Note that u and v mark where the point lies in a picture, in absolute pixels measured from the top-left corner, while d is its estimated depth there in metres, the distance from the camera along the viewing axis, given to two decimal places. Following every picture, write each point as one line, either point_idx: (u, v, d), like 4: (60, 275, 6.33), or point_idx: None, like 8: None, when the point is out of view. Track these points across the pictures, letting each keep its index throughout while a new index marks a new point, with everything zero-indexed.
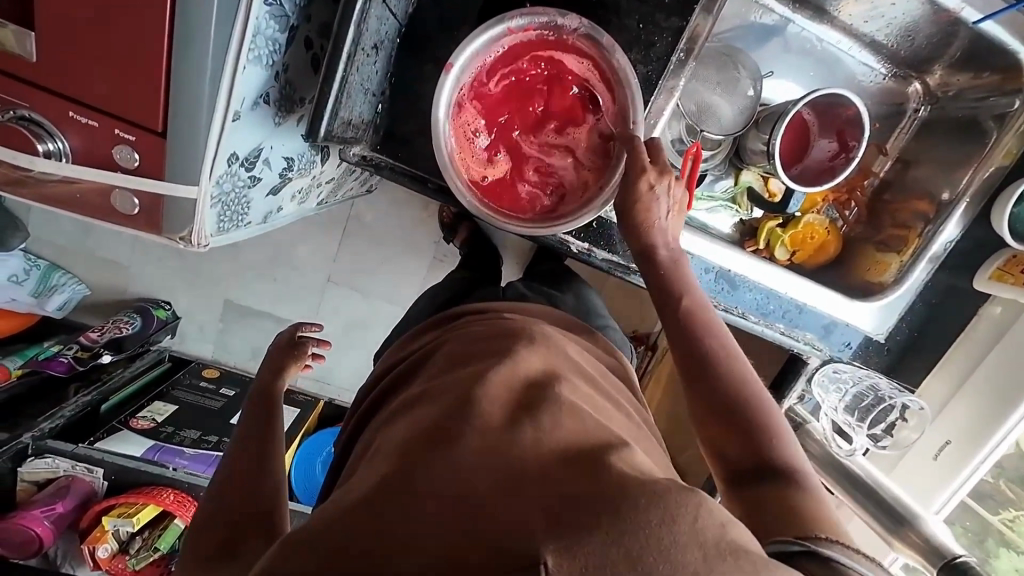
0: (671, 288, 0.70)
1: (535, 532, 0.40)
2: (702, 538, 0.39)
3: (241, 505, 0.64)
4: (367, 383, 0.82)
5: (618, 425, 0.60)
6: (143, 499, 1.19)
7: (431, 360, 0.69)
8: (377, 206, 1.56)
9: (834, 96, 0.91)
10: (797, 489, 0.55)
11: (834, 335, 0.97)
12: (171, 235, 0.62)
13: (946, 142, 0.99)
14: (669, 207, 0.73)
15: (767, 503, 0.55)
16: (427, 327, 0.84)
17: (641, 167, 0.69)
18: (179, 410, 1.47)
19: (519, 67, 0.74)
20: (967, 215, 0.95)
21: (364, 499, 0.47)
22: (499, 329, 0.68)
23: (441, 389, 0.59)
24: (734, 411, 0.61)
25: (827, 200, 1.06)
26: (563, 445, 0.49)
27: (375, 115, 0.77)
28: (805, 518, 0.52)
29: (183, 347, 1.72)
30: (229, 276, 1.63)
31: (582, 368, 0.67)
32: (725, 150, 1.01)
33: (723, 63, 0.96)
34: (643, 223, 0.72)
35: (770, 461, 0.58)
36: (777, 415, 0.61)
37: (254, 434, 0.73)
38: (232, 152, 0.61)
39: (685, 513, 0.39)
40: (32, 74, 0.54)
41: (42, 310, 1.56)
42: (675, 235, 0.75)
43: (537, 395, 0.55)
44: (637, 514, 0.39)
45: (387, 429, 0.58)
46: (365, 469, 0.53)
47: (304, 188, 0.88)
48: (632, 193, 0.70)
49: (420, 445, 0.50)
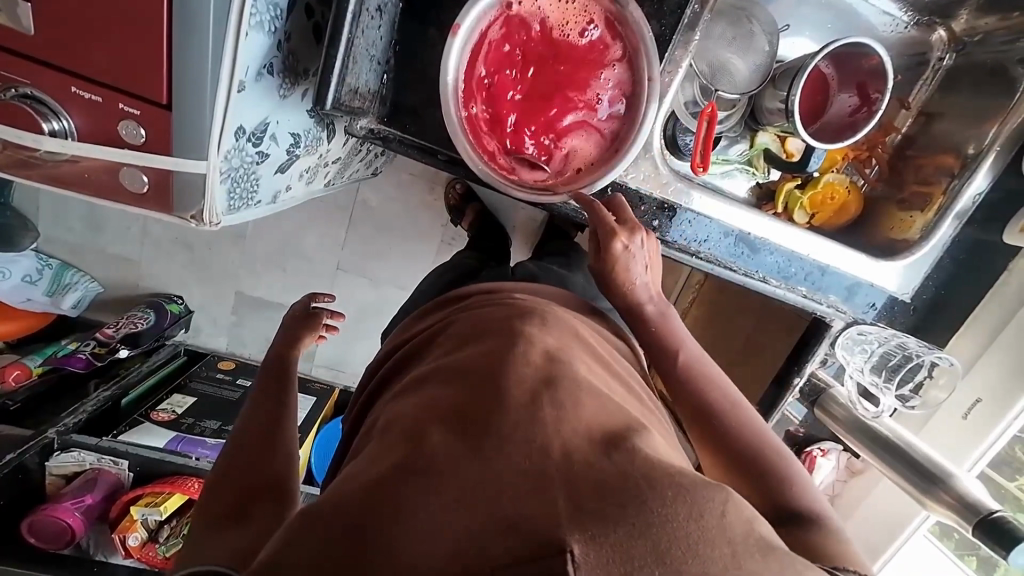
0: (667, 345, 0.70)
1: (558, 518, 0.39)
2: (730, 532, 0.40)
3: (254, 471, 0.64)
4: (378, 357, 0.81)
5: (627, 403, 0.59)
6: (169, 488, 1.21)
7: (440, 341, 0.68)
8: (383, 190, 1.54)
9: (855, 45, 0.87)
10: (821, 533, 0.57)
11: (858, 297, 0.94)
12: (182, 213, 0.60)
13: (973, 91, 0.95)
14: (646, 261, 0.72)
15: (805, 545, 0.56)
16: (432, 309, 0.82)
17: (608, 229, 0.69)
18: (198, 402, 1.49)
19: (548, 22, 0.72)
20: (996, 165, 0.91)
21: (379, 475, 0.45)
22: (511, 309, 0.66)
23: (452, 367, 0.57)
24: (754, 460, 0.62)
25: (847, 158, 1.02)
26: (587, 425, 0.48)
27: (381, 85, 0.75)
28: (838, 560, 0.54)
29: (199, 340, 1.74)
30: (239, 268, 1.64)
31: (590, 345, 0.66)
32: (741, 111, 0.98)
33: (737, 17, 0.92)
34: (623, 285, 0.71)
35: (793, 506, 0.60)
36: (788, 458, 0.63)
37: (264, 407, 0.72)
38: (239, 125, 0.59)
39: (712, 508, 0.41)
40: (31, 48, 0.53)
41: (57, 308, 1.57)
42: (658, 287, 0.74)
43: (553, 373, 0.53)
44: (669, 513, 0.39)
45: (393, 409, 0.57)
46: (372, 447, 0.52)
47: (311, 167, 0.86)
48: (607, 256, 0.70)
49: (429, 422, 0.49)
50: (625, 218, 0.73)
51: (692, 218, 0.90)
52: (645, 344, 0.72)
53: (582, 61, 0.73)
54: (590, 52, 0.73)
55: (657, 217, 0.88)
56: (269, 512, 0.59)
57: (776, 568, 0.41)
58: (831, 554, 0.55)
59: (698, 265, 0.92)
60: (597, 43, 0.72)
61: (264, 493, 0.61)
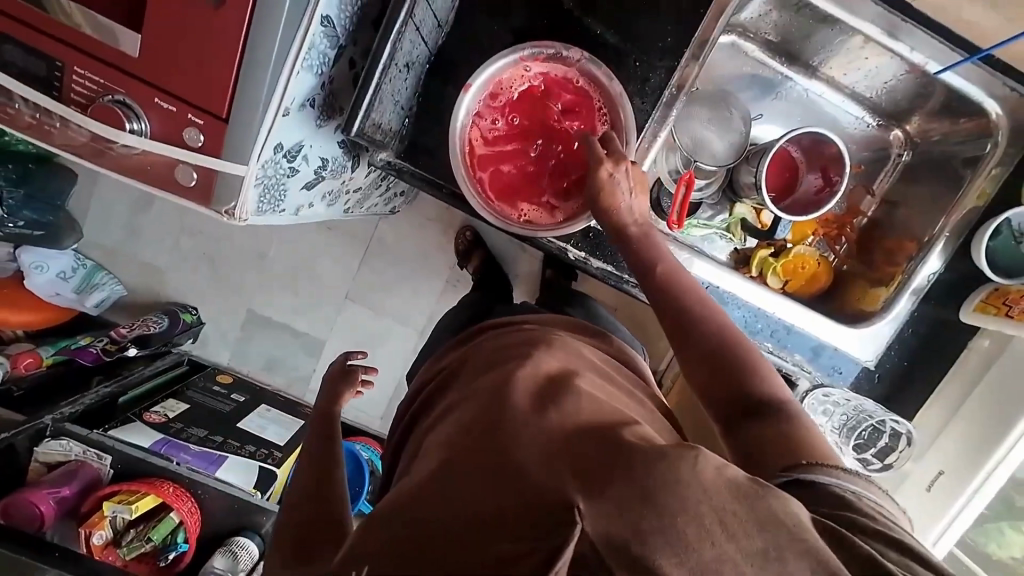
0: (646, 260, 0.77)
1: (567, 486, 0.49)
2: (702, 479, 0.48)
3: (314, 510, 0.71)
4: (413, 388, 0.89)
5: (626, 406, 0.67)
6: (146, 488, 1.25)
7: (461, 373, 0.78)
8: (398, 229, 1.68)
9: (818, 134, 1.00)
10: (788, 421, 0.62)
11: (822, 359, 1.00)
12: (218, 207, 0.71)
13: (928, 186, 1.05)
14: (632, 187, 0.79)
15: (769, 437, 0.61)
16: (454, 344, 0.91)
17: (596, 159, 0.77)
18: (190, 409, 1.53)
19: (548, 90, 0.85)
20: (947, 250, 0.98)
21: (422, 487, 0.56)
22: (522, 338, 0.76)
23: (476, 390, 0.67)
24: (722, 355, 0.67)
25: (817, 234, 1.13)
26: (586, 420, 0.58)
27: (402, 126, 0.88)
28: (801, 445, 0.59)
29: (203, 351, 1.83)
30: (255, 286, 1.76)
31: (599, 367, 0.75)
32: (720, 181, 1.10)
33: (717, 104, 1.06)
34: (607, 207, 0.78)
35: (762, 400, 0.64)
36: (759, 356, 0.67)
37: (315, 455, 0.78)
38: (278, 143, 0.72)
39: (685, 464, 0.49)
40: (126, 64, 0.66)
41: (82, 305, 1.69)
42: (642, 212, 0.81)
43: (558, 386, 0.63)
44: (648, 467, 0.48)
45: (428, 437, 0.67)
46: (417, 466, 0.62)
47: (334, 191, 0.99)
48: (594, 182, 0.77)
49: (461, 440, 0.59)
50: (614, 149, 0.79)
51: None
52: (627, 261, 0.79)
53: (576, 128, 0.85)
54: (582, 115, 0.85)
55: None
56: (328, 552, 0.66)
57: (749, 510, 0.47)
58: (790, 441, 0.60)
59: None
60: (586, 105, 0.85)
61: (324, 535, 0.68)
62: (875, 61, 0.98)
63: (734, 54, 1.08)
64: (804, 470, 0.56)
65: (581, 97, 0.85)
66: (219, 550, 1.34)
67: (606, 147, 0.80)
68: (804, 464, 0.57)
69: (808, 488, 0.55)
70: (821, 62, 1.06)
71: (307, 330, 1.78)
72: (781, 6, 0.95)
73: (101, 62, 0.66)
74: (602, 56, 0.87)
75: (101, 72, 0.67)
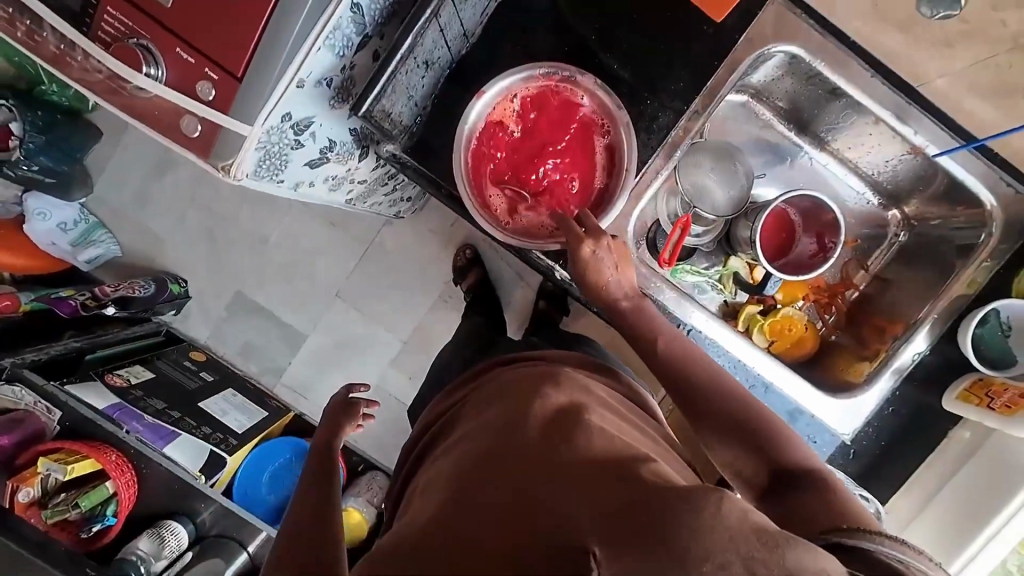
0: (646, 332, 0.77)
1: (582, 529, 0.51)
2: (726, 522, 0.49)
3: (306, 549, 0.68)
4: (412, 434, 0.88)
5: (644, 445, 0.67)
6: (86, 451, 1.20)
7: (466, 404, 0.77)
8: (400, 236, 1.69)
9: (817, 200, 1.02)
10: (820, 486, 0.62)
11: (798, 424, 1.00)
12: (215, 162, 0.73)
13: (921, 270, 1.06)
14: (615, 263, 0.78)
15: (804, 504, 0.61)
16: (462, 380, 0.90)
17: (577, 235, 0.76)
18: (153, 379, 1.49)
19: (549, 109, 0.87)
20: (932, 334, 0.95)
21: (427, 524, 0.57)
22: (530, 371, 0.74)
23: (483, 424, 0.68)
24: (745, 424, 0.68)
25: (808, 299, 1.13)
26: (601, 455, 0.58)
27: (413, 123, 0.91)
28: (840, 509, 0.59)
29: (183, 326, 1.80)
30: (249, 269, 1.76)
31: (608, 403, 0.73)
32: (718, 231, 1.11)
33: (723, 156, 1.08)
34: (594, 284, 0.79)
35: (791, 466, 0.65)
36: (782, 423, 0.68)
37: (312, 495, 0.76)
38: (287, 112, 0.74)
39: (709, 507, 0.49)
40: (155, 11, 0.68)
41: (74, 259, 1.69)
42: (630, 284, 0.80)
43: (569, 419, 0.63)
44: (671, 513, 0.49)
45: (434, 470, 0.67)
46: (425, 499, 0.62)
47: (338, 176, 1.00)
48: (578, 259, 0.78)
49: (473, 475, 0.60)
50: (591, 225, 0.78)
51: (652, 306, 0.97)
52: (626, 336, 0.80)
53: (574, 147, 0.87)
54: (586, 137, 0.87)
55: None
56: None
57: (782, 562, 0.47)
58: (825, 506, 0.60)
59: None
60: (592, 129, 0.87)
61: None
62: (878, 138, 1.00)
63: (743, 112, 1.11)
64: (845, 536, 0.55)
65: (588, 121, 0.87)
66: (148, 530, 1.30)
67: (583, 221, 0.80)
68: (848, 529, 0.56)
69: (854, 553, 0.54)
70: (829, 136, 1.09)
71: (291, 322, 1.76)
72: (792, 73, 0.97)
73: (133, 6, 0.69)
74: (616, 89, 0.90)
75: (131, 16, 0.69)
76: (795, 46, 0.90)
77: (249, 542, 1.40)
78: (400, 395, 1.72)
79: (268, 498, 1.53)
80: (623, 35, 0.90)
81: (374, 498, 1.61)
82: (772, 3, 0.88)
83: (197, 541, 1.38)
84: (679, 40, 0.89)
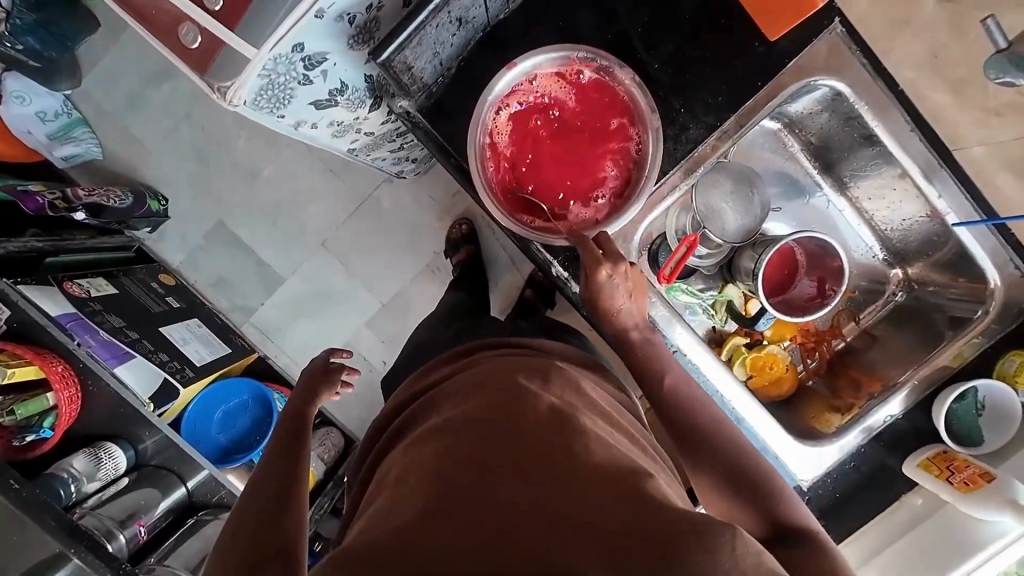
0: (657, 367, 0.78)
1: (586, 562, 0.48)
2: (741, 565, 0.48)
3: (268, 529, 0.69)
4: (378, 419, 0.87)
5: (637, 456, 0.65)
6: (31, 357, 1.13)
7: (453, 390, 0.75)
8: (399, 196, 1.62)
9: (824, 244, 0.99)
10: (815, 547, 0.61)
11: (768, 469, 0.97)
12: (210, 81, 0.68)
13: (910, 334, 1.06)
14: (629, 291, 0.79)
15: (798, 565, 0.59)
16: (438, 363, 0.90)
17: (597, 258, 0.76)
18: (116, 295, 1.41)
19: (586, 98, 0.82)
20: (908, 399, 0.96)
21: (406, 528, 0.52)
22: (523, 363, 0.75)
23: (466, 416, 0.65)
24: (744, 475, 0.68)
25: (794, 340, 1.12)
26: (599, 462, 0.57)
27: (433, 83, 0.85)
28: (831, 574, 0.58)
29: (157, 245, 1.72)
30: (235, 200, 1.68)
31: (599, 406, 0.73)
32: (722, 256, 1.09)
33: (743, 180, 1.04)
34: (607, 310, 0.80)
35: (783, 522, 0.64)
36: (778, 478, 0.68)
37: (275, 475, 0.77)
38: (301, 42, 0.68)
39: (724, 541, 0.48)
40: None
41: (49, 153, 1.56)
42: (642, 314, 0.82)
43: (563, 420, 0.62)
44: (685, 548, 0.47)
45: (413, 454, 0.64)
46: (405, 488, 0.59)
47: (344, 123, 0.93)
48: (593, 285, 0.78)
49: (459, 474, 0.56)
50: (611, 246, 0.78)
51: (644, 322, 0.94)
52: (633, 366, 0.80)
53: (609, 147, 0.82)
54: (614, 134, 0.82)
55: None
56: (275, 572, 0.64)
57: None
58: (817, 569, 0.58)
59: (628, 357, 0.96)
60: (621, 127, 0.82)
61: (275, 551, 0.66)
62: (900, 194, 0.99)
63: (771, 138, 1.08)
64: None
65: (617, 117, 0.82)
66: (84, 450, 1.25)
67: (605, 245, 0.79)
68: None
69: None
70: (852, 181, 1.07)
71: (271, 262, 1.69)
72: (831, 110, 0.94)
73: None
74: (651, 90, 0.85)
75: None
76: (843, 83, 0.86)
77: (188, 478, 1.37)
78: (370, 357, 1.69)
79: (218, 438, 1.49)
80: (670, 34, 0.84)
81: (324, 454, 1.58)
82: (830, 32, 0.83)
83: (134, 468, 1.34)
84: (727, 52, 0.84)
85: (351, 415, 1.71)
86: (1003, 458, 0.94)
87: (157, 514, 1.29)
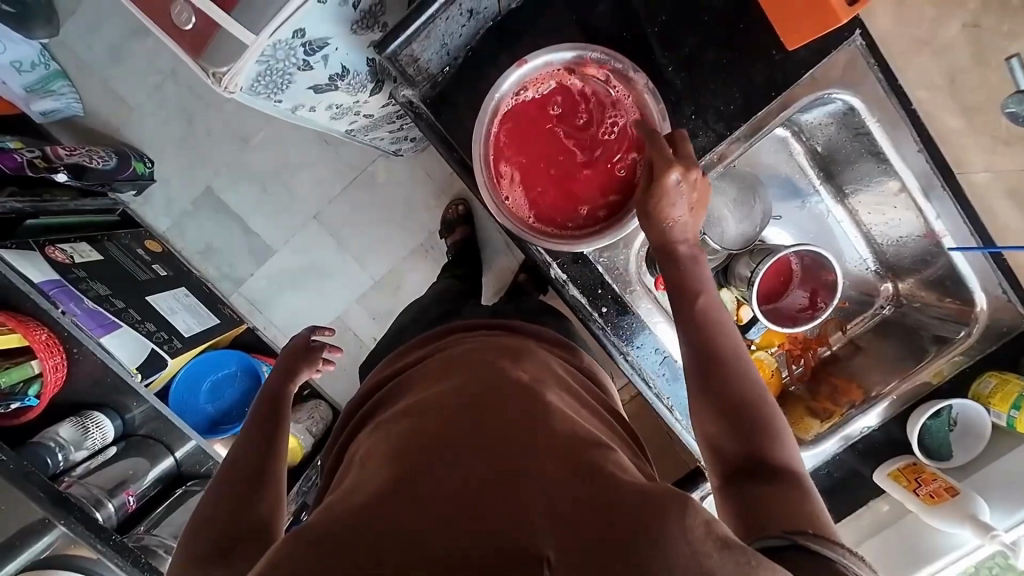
0: (692, 285, 0.73)
1: (537, 530, 0.47)
2: (690, 535, 0.47)
3: (240, 514, 0.70)
4: (358, 394, 0.87)
5: (601, 432, 0.67)
6: (12, 325, 1.10)
7: (428, 370, 0.75)
8: (395, 173, 1.58)
9: (820, 256, 1.00)
10: (793, 489, 0.60)
11: None
12: (206, 66, 0.66)
13: (894, 345, 1.09)
14: (692, 203, 0.74)
15: (773, 499, 0.59)
16: (419, 341, 0.90)
17: (670, 158, 0.70)
18: (101, 261, 1.37)
19: (597, 98, 0.80)
20: (887, 412, 1.00)
21: (367, 504, 0.51)
22: (494, 346, 0.77)
23: (438, 396, 0.65)
24: (742, 406, 0.66)
25: (781, 346, 1.15)
26: (557, 435, 0.56)
27: (439, 73, 0.82)
28: (806, 516, 0.57)
29: (141, 209, 1.67)
30: (224, 166, 1.62)
31: (563, 380, 0.75)
32: (717, 262, 1.10)
33: (746, 187, 1.04)
34: (660, 218, 0.73)
35: (767, 458, 0.63)
36: (780, 417, 0.66)
37: (253, 450, 0.78)
38: (301, 28, 0.65)
39: (674, 514, 0.48)
40: None
41: (26, 107, 1.48)
42: (695, 230, 0.76)
43: (530, 397, 0.63)
44: (632, 514, 0.47)
45: (385, 433, 0.63)
46: (372, 466, 0.58)
47: (344, 106, 0.90)
48: (657, 187, 0.71)
49: (426, 450, 0.55)
50: (686, 154, 0.73)
51: (639, 328, 0.95)
52: (669, 280, 0.75)
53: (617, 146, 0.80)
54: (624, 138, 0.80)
55: (607, 306, 0.93)
56: (251, 555, 0.65)
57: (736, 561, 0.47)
58: (799, 509, 0.58)
59: (619, 361, 0.97)
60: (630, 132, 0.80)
61: (247, 536, 0.67)
62: (902, 214, 0.99)
63: (777, 144, 1.06)
64: (809, 539, 0.54)
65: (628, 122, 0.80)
66: (70, 419, 1.24)
67: (676, 145, 0.75)
68: (812, 533, 0.55)
69: (808, 554, 0.53)
70: (851, 191, 1.07)
71: (260, 233, 1.65)
72: (843, 124, 0.92)
73: None
74: (663, 92, 0.83)
75: None
76: (858, 99, 0.85)
77: (176, 448, 1.38)
78: (361, 333, 1.68)
79: (206, 409, 1.49)
80: (687, 36, 0.82)
81: (313, 427, 1.60)
82: (850, 44, 0.82)
83: (121, 438, 1.34)
84: (745, 59, 0.82)
85: (341, 390, 1.72)
86: (968, 471, 0.99)
87: (146, 483, 1.31)
